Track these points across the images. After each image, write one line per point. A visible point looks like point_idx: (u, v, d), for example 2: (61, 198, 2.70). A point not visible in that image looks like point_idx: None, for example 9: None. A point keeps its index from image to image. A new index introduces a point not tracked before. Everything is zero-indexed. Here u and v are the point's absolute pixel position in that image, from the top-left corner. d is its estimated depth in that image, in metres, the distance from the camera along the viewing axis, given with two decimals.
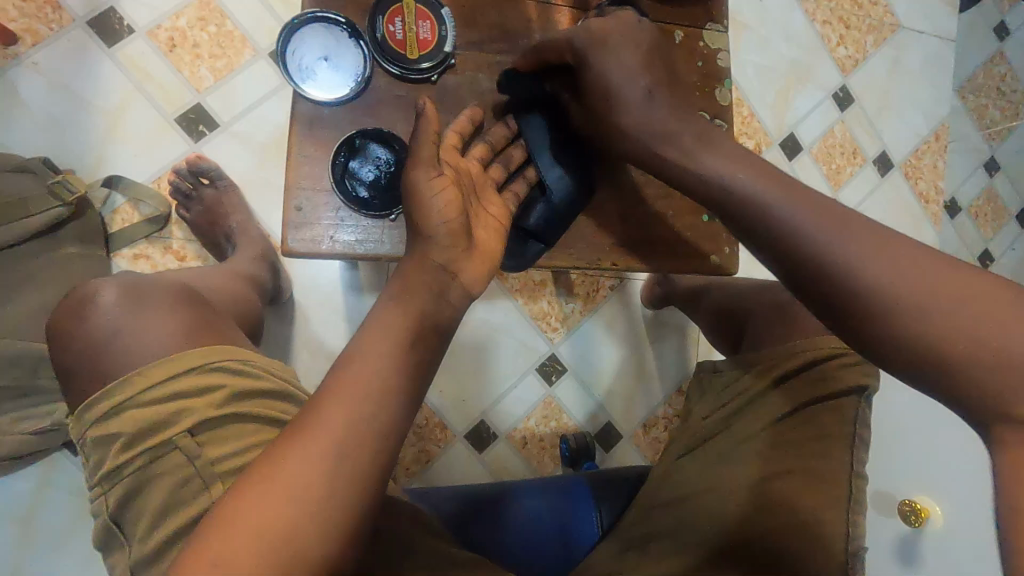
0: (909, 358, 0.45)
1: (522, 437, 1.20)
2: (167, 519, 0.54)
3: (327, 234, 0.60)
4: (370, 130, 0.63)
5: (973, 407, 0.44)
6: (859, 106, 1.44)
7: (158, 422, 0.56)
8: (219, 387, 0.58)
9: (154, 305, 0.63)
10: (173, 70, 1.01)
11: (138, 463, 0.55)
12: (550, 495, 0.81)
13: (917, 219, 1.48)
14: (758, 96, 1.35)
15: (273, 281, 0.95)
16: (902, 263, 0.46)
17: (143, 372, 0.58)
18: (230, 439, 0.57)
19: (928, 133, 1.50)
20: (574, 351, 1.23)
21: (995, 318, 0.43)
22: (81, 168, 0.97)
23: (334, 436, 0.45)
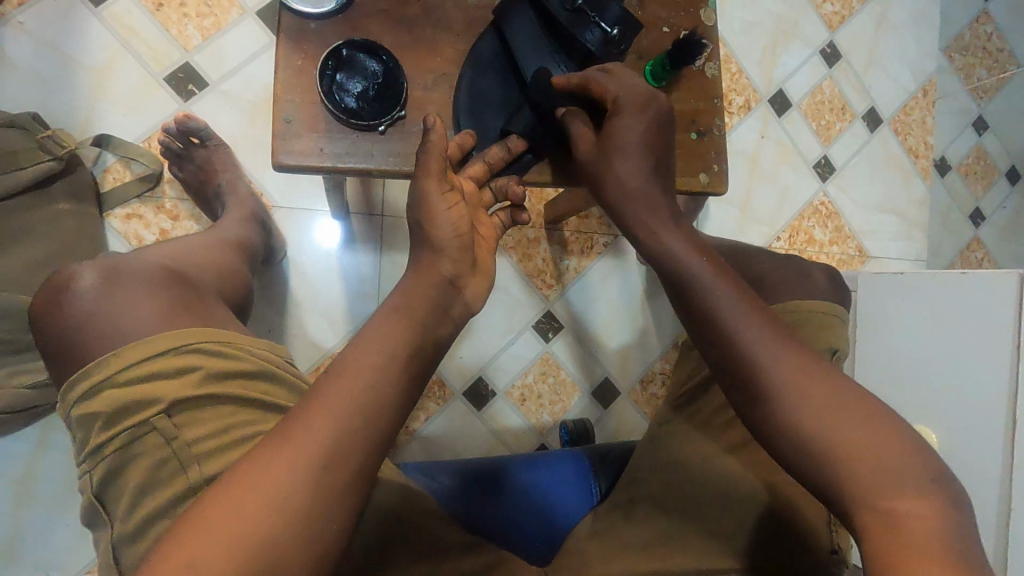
0: (798, 445, 0.48)
1: (521, 394, 1.20)
2: (149, 500, 0.49)
3: (318, 146, 0.58)
4: (356, 40, 0.61)
5: (839, 491, 0.45)
6: (846, 62, 1.45)
7: (137, 400, 0.51)
8: (198, 367, 0.53)
9: (134, 289, 0.58)
10: (161, 29, 1.01)
11: (118, 442, 0.50)
12: (553, 468, 0.74)
13: (906, 175, 1.49)
14: (745, 52, 1.36)
15: (263, 237, 0.94)
16: (806, 366, 0.50)
17: (119, 353, 0.53)
18: (211, 419, 0.51)
19: (915, 89, 1.51)
20: (570, 307, 1.24)
21: (866, 430, 0.46)
22: (72, 127, 0.97)
23: (322, 444, 0.44)
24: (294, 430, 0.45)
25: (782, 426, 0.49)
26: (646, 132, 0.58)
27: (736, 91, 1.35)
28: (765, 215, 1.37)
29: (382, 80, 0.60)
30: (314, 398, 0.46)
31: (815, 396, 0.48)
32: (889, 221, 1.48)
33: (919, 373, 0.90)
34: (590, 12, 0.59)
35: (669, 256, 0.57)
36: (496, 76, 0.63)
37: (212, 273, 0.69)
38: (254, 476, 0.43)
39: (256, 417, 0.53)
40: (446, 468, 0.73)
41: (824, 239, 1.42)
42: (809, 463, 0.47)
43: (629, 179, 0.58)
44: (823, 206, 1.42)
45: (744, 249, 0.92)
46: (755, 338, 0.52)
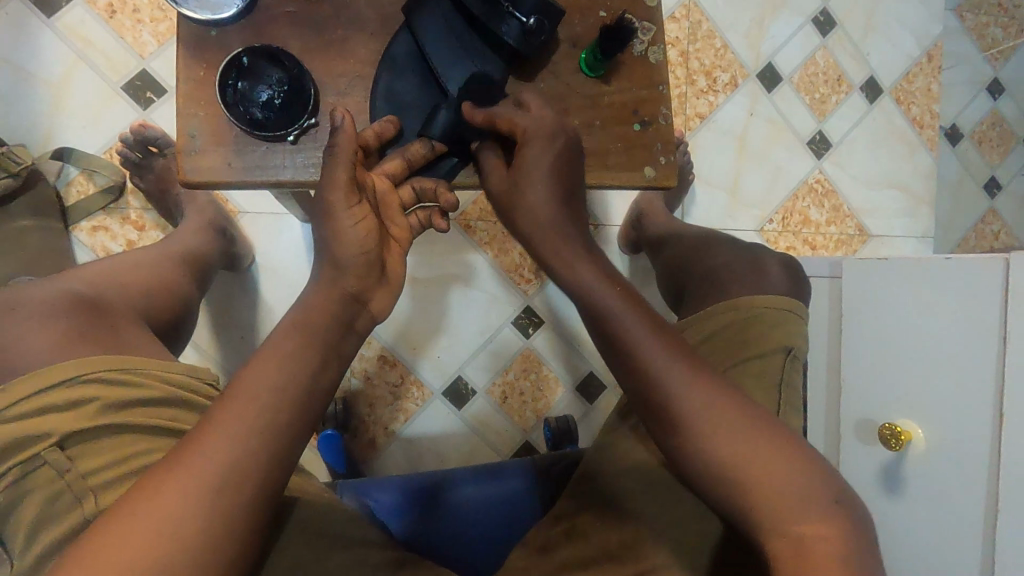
0: (720, 484, 0.51)
1: (502, 391, 1.18)
2: (41, 533, 0.50)
3: (229, 159, 0.56)
4: (257, 46, 0.57)
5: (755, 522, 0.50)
6: (842, 29, 1.36)
7: (26, 436, 0.51)
8: (89, 399, 0.53)
9: (23, 320, 0.57)
10: (115, 37, 1.00)
11: (10, 478, 0.51)
12: (492, 479, 0.71)
13: (911, 146, 1.41)
14: (731, 26, 1.29)
15: (223, 248, 0.94)
16: (716, 404, 0.52)
17: (5, 387, 0.52)
18: (106, 450, 0.52)
19: (920, 55, 1.42)
20: (550, 302, 1.20)
21: (777, 464, 0.50)
22: (31, 142, 0.97)
23: (213, 469, 0.43)
24: (189, 451, 0.44)
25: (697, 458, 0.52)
26: (555, 163, 0.56)
27: (722, 68, 1.28)
28: (756, 198, 1.31)
29: (287, 87, 0.57)
30: (213, 416, 0.45)
31: (739, 439, 0.51)
32: (892, 197, 1.40)
33: (907, 363, 0.84)
34: (504, 2, 0.55)
35: (589, 295, 0.56)
36: (416, 76, 0.59)
37: (134, 294, 0.68)
38: (149, 501, 0.42)
39: (149, 445, 0.53)
40: (384, 484, 0.72)
41: (821, 220, 1.35)
42: (723, 493, 0.51)
43: (544, 211, 0.56)
44: (819, 184, 1.35)
45: (714, 237, 0.89)
46: (678, 378, 0.53)
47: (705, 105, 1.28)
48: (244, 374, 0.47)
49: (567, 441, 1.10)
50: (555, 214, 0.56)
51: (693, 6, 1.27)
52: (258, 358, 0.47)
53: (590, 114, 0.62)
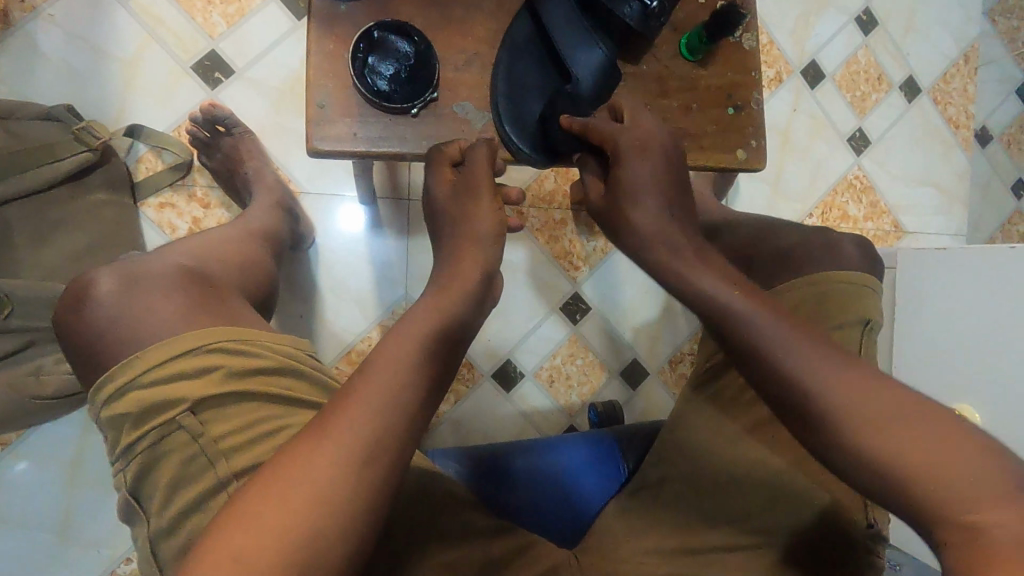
0: (876, 476, 0.44)
1: (549, 375, 1.21)
2: (179, 493, 0.55)
3: (353, 131, 0.59)
4: (387, 21, 0.60)
5: (921, 514, 0.42)
6: (883, 29, 1.39)
7: (162, 402, 0.55)
8: (214, 367, 0.57)
9: (148, 290, 0.62)
10: (187, 18, 1.01)
11: (148, 441, 0.55)
12: (569, 451, 0.77)
13: (946, 145, 1.44)
14: (776, 23, 1.31)
15: (291, 225, 0.96)
16: (862, 380, 0.46)
17: (140, 356, 0.57)
18: (233, 416, 0.56)
19: (957, 56, 1.45)
20: (598, 289, 1.23)
21: (951, 444, 0.42)
22: (104, 118, 0.99)
23: (357, 441, 0.45)
24: (331, 422, 0.46)
25: (850, 453, 0.45)
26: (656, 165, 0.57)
27: (767, 64, 1.31)
28: (797, 192, 1.33)
29: (414, 62, 0.61)
30: (348, 392, 0.48)
31: (900, 421, 0.44)
32: (927, 194, 1.43)
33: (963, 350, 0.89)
34: None
35: (706, 292, 0.53)
36: (533, 59, 0.62)
37: (233, 267, 0.72)
38: (297, 470, 0.44)
39: (271, 410, 0.58)
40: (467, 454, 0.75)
41: (859, 215, 1.38)
42: (884, 488, 0.44)
43: (644, 216, 0.56)
44: (858, 180, 1.38)
45: (778, 223, 0.91)
46: (807, 353, 0.48)
47: None
48: (375, 355, 0.50)
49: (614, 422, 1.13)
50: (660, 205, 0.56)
51: None
52: (389, 339, 0.50)
53: (687, 97, 0.64)
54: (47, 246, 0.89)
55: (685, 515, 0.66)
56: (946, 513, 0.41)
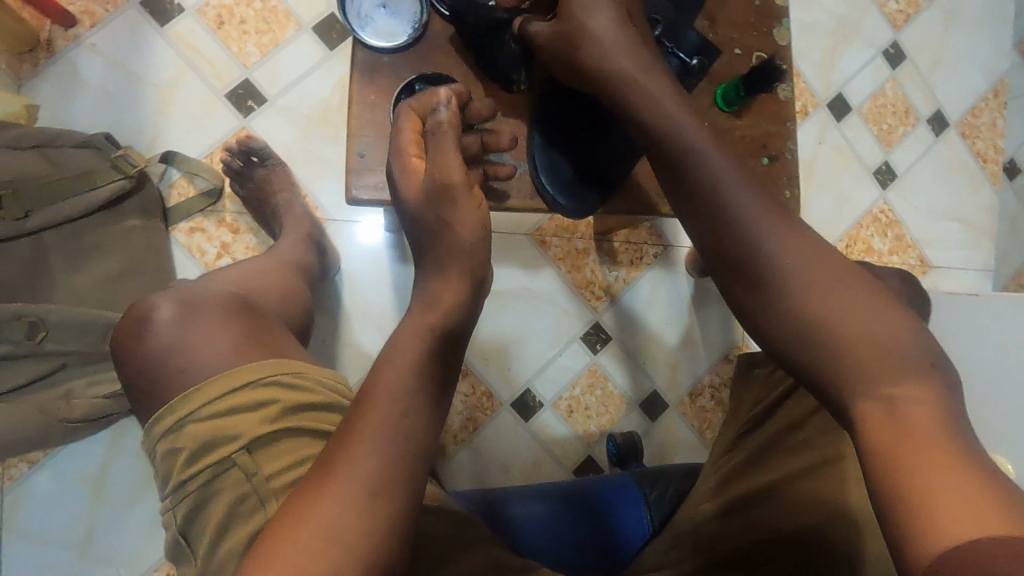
0: (797, 325, 0.50)
1: (568, 406, 1.20)
2: (227, 534, 0.56)
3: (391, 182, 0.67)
4: (425, 74, 0.71)
5: (836, 371, 0.47)
6: (911, 62, 1.38)
7: (214, 439, 0.58)
8: (271, 403, 0.60)
9: (205, 319, 0.65)
10: (222, 47, 1.04)
11: (202, 479, 0.57)
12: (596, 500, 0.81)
13: (974, 179, 1.42)
14: (802, 56, 1.31)
15: (320, 261, 0.97)
16: (800, 240, 0.52)
17: (201, 389, 0.60)
18: (282, 453, 0.58)
19: (986, 90, 1.43)
20: (618, 319, 1.23)
21: (873, 313, 0.48)
22: (140, 145, 1.01)
23: (369, 473, 0.48)
24: (338, 455, 0.48)
25: (781, 291, 0.51)
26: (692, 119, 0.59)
27: (793, 97, 1.31)
28: (821, 225, 1.32)
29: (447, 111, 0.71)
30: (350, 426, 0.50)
31: (834, 285, 0.49)
32: (954, 229, 1.41)
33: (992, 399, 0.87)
34: (668, 43, 0.67)
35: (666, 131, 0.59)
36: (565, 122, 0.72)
37: (274, 296, 0.75)
38: (317, 502, 0.46)
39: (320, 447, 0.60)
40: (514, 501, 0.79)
41: (883, 249, 1.37)
42: (798, 338, 0.50)
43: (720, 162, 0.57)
44: (883, 214, 1.37)
45: None
46: (755, 205, 0.54)
47: None
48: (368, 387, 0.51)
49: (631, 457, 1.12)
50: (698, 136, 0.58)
51: None
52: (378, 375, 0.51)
53: None
54: (82, 271, 0.91)
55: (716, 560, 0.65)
56: (848, 366, 0.47)
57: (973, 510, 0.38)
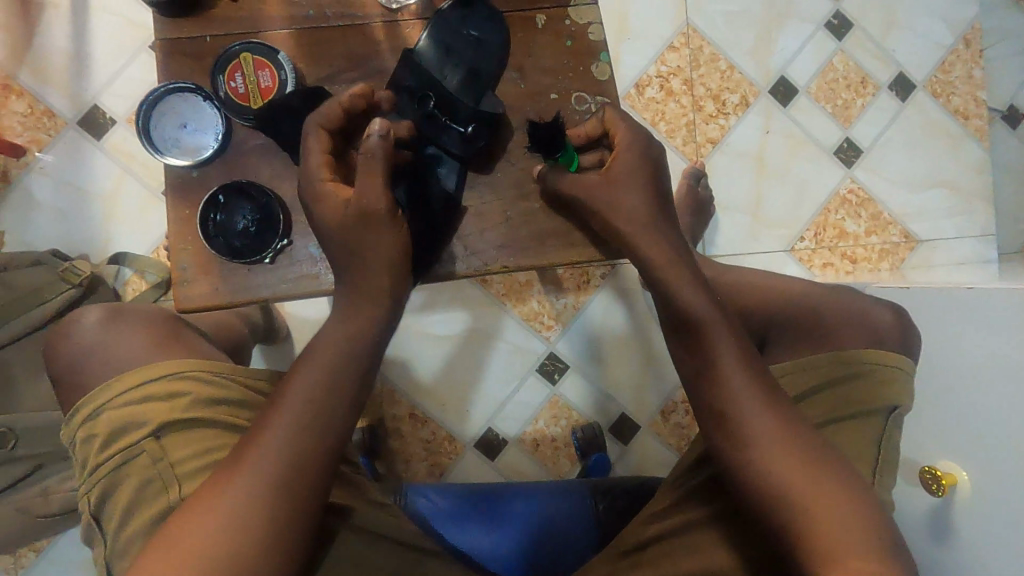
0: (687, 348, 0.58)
1: (533, 439, 1.19)
2: (135, 515, 0.54)
3: (320, 271, 0.59)
4: (231, 183, 0.59)
5: (705, 397, 0.56)
6: (860, 29, 1.29)
7: (127, 424, 0.55)
8: (184, 393, 0.57)
9: (132, 323, 0.61)
10: None
11: (113, 463, 0.55)
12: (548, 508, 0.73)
13: (956, 139, 1.30)
14: (734, 46, 1.25)
15: (265, 318, 1.02)
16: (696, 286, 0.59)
17: (120, 377, 0.57)
18: (194, 441, 0.56)
19: (955, 41, 1.31)
20: (573, 346, 1.21)
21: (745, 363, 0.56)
22: (93, 251, 1.10)
23: (272, 464, 0.49)
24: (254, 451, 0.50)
25: (680, 318, 0.58)
26: (642, 192, 0.61)
27: (730, 90, 1.25)
28: (781, 217, 1.26)
29: (264, 215, 0.59)
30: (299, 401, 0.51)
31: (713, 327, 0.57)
32: (940, 196, 1.30)
33: (942, 398, 0.79)
34: (442, 116, 0.60)
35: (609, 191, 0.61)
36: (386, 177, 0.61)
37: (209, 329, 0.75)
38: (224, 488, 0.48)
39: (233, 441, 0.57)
40: (467, 495, 0.74)
41: (858, 231, 1.27)
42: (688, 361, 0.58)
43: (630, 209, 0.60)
44: (853, 194, 1.28)
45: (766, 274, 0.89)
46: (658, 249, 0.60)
47: (715, 129, 1.25)
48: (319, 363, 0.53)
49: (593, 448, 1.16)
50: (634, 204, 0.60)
51: (692, 31, 1.24)
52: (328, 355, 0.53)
53: (551, 195, 0.65)
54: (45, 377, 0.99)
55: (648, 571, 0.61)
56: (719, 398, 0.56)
57: (817, 532, 0.50)
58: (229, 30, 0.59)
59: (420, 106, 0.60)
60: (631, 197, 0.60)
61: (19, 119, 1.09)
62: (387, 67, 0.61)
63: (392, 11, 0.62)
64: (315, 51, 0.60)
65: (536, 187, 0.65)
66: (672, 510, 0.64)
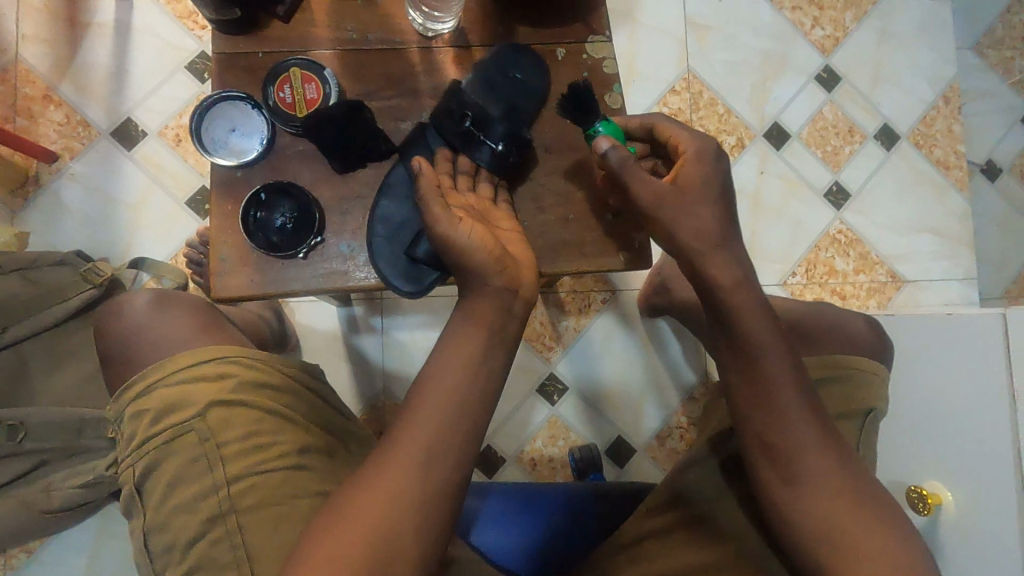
0: (751, 384, 0.60)
1: (531, 458, 1.21)
2: (178, 489, 0.61)
3: (349, 269, 0.64)
4: (273, 183, 0.64)
5: (759, 429, 0.60)
6: (848, 82, 1.39)
7: (175, 404, 0.62)
8: (229, 376, 0.64)
9: (180, 309, 0.69)
10: (182, 161, 1.17)
11: (162, 438, 0.62)
12: (554, 506, 0.78)
13: (938, 187, 1.38)
14: (732, 92, 1.34)
15: (278, 323, 1.08)
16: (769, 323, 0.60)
17: (171, 359, 0.64)
18: (236, 424, 0.62)
19: (936, 97, 1.41)
20: (574, 367, 1.24)
21: (805, 406, 0.59)
22: (114, 255, 1.14)
23: (390, 500, 0.50)
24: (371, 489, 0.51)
25: (746, 354, 0.60)
26: (715, 212, 0.62)
27: (727, 132, 1.33)
28: (775, 253, 1.32)
29: (300, 216, 0.64)
30: (399, 433, 0.53)
31: (778, 368, 0.59)
32: (924, 240, 1.37)
33: (930, 422, 0.84)
34: (478, 134, 0.64)
35: (679, 212, 0.62)
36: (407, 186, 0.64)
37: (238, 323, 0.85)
38: (347, 524, 0.50)
39: (271, 424, 0.63)
40: (507, 494, 0.78)
41: (847, 269, 1.34)
42: (749, 398, 0.60)
43: (704, 229, 0.61)
44: (842, 234, 1.34)
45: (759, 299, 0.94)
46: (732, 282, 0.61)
47: None
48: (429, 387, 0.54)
49: (591, 470, 1.15)
50: (711, 226, 0.61)
51: (693, 77, 1.34)
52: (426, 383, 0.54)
53: (563, 209, 0.71)
54: (60, 372, 1.02)
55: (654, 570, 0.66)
56: (771, 437, 0.59)
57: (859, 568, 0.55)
58: (280, 48, 0.66)
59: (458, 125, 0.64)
60: (705, 216, 0.62)
61: (56, 128, 1.15)
62: (420, 88, 0.67)
63: (428, 38, 0.68)
64: (357, 71, 0.67)
65: (550, 202, 0.71)
66: (663, 512, 0.70)
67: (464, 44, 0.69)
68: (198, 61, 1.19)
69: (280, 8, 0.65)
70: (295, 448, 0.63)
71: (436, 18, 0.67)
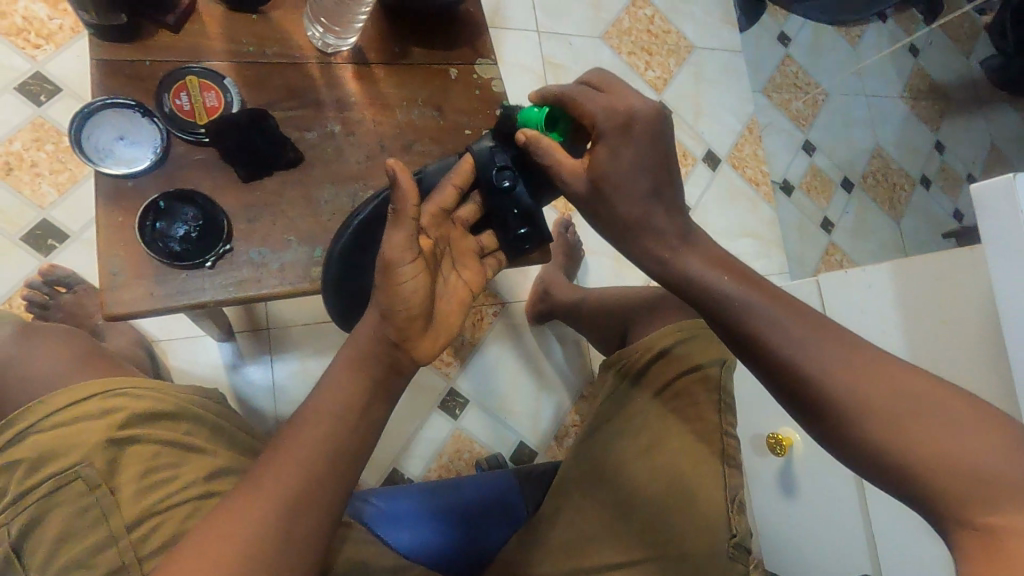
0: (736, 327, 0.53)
1: (438, 473, 1.21)
2: (68, 544, 0.57)
3: (256, 276, 0.70)
4: (171, 192, 0.69)
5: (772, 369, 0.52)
6: (677, 115, 1.65)
7: (57, 448, 0.59)
8: (118, 411, 0.62)
9: (46, 342, 0.73)
10: (14, 192, 1.03)
11: (44, 490, 0.57)
12: (468, 490, 0.80)
13: (752, 200, 1.68)
14: None
15: (151, 360, 0.99)
16: (718, 261, 0.56)
17: (45, 401, 0.61)
18: (133, 463, 0.60)
19: (742, 128, 1.72)
20: (471, 382, 1.28)
21: (803, 323, 0.52)
22: None
23: (271, 498, 0.48)
24: (245, 494, 0.48)
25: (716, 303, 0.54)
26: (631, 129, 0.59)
27: None
28: None
29: (202, 222, 0.69)
30: (270, 458, 0.51)
31: (756, 300, 0.53)
32: (749, 244, 1.65)
33: None
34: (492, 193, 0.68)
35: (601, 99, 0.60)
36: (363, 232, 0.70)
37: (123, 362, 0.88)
38: (219, 531, 0.46)
39: (171, 455, 0.62)
40: (402, 494, 0.79)
41: None
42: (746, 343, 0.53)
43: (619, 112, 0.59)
44: None
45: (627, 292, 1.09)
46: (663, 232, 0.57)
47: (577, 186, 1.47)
48: (327, 380, 0.55)
49: None
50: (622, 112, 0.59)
51: None
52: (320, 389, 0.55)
53: None
54: None
55: (572, 538, 0.71)
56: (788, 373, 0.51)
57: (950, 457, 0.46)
58: (170, 56, 0.72)
59: (496, 173, 0.68)
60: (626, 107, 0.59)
61: None
62: (322, 100, 0.76)
63: (328, 54, 0.77)
64: (255, 83, 0.75)
65: None
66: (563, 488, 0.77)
67: (364, 61, 0.79)
68: (33, 81, 1.07)
69: (171, 18, 0.71)
70: (203, 474, 0.62)
71: (338, 39, 0.77)
